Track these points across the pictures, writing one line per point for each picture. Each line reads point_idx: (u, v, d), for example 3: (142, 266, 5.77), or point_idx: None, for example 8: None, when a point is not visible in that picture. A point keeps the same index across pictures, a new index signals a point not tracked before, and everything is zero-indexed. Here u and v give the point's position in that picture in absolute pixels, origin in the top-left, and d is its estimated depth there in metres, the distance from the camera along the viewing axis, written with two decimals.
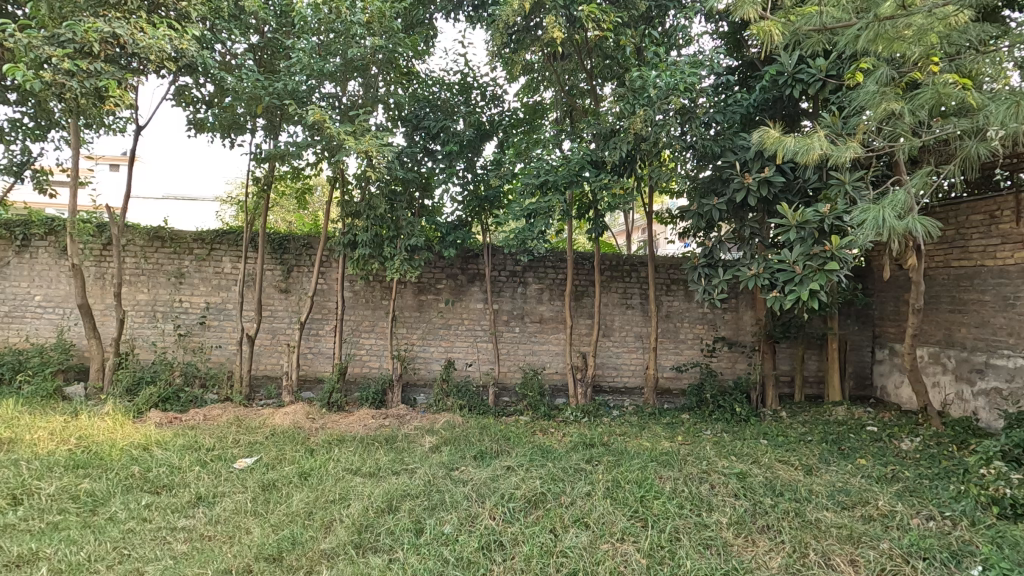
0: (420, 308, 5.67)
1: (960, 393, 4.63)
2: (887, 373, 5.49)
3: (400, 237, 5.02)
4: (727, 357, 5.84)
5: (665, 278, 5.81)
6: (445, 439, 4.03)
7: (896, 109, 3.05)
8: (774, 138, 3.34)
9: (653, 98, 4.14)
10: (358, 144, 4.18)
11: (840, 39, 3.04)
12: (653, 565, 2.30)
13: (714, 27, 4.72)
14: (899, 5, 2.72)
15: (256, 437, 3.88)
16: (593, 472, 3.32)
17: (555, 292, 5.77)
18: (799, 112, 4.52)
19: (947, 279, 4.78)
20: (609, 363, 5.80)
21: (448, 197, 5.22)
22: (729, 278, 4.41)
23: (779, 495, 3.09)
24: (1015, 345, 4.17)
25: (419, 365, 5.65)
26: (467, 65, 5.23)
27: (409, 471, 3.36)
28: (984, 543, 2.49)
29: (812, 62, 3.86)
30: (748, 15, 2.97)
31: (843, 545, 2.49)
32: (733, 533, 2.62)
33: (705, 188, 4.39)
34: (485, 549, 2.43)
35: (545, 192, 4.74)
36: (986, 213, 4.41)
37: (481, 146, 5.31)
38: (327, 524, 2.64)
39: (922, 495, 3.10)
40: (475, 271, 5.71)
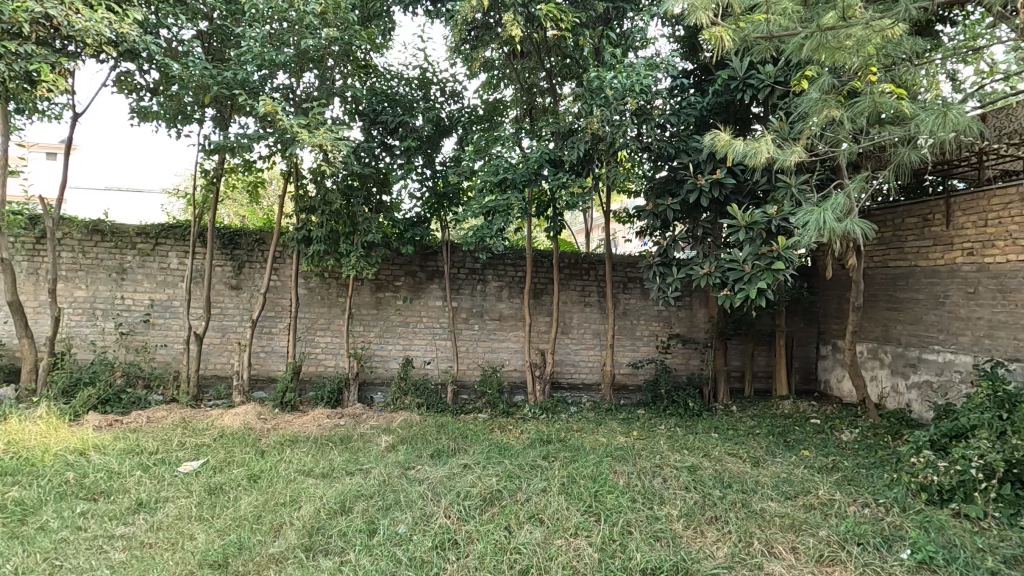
0: (378, 305, 5.58)
1: (896, 386, 4.89)
2: (830, 367, 5.75)
3: (357, 233, 4.95)
4: (681, 353, 6.00)
5: (622, 276, 5.91)
6: (402, 438, 3.99)
7: (837, 116, 3.19)
8: (725, 141, 3.44)
9: (610, 98, 4.20)
10: (312, 138, 4.07)
11: (786, 48, 3.13)
12: (604, 559, 2.32)
13: (671, 30, 4.80)
14: (839, 16, 2.82)
15: (203, 440, 3.74)
16: (550, 468, 3.36)
17: (514, 290, 5.79)
18: (750, 116, 4.66)
19: (885, 278, 5.03)
20: (567, 359, 5.87)
21: (406, 193, 5.17)
22: (683, 276, 4.52)
23: (728, 486, 3.20)
24: (945, 341, 4.43)
25: (377, 363, 5.56)
26: (426, 60, 5.17)
27: (364, 471, 3.31)
28: (913, 528, 2.64)
29: (762, 69, 4.01)
30: (700, 20, 3.01)
31: (785, 533, 2.60)
32: (683, 524, 2.69)
33: (660, 188, 4.53)
34: (439, 547, 2.41)
35: (503, 189, 4.76)
36: (920, 217, 4.66)
37: (440, 142, 5.27)
38: (276, 528, 2.57)
39: (859, 484, 3.27)
40: (434, 268, 5.66)
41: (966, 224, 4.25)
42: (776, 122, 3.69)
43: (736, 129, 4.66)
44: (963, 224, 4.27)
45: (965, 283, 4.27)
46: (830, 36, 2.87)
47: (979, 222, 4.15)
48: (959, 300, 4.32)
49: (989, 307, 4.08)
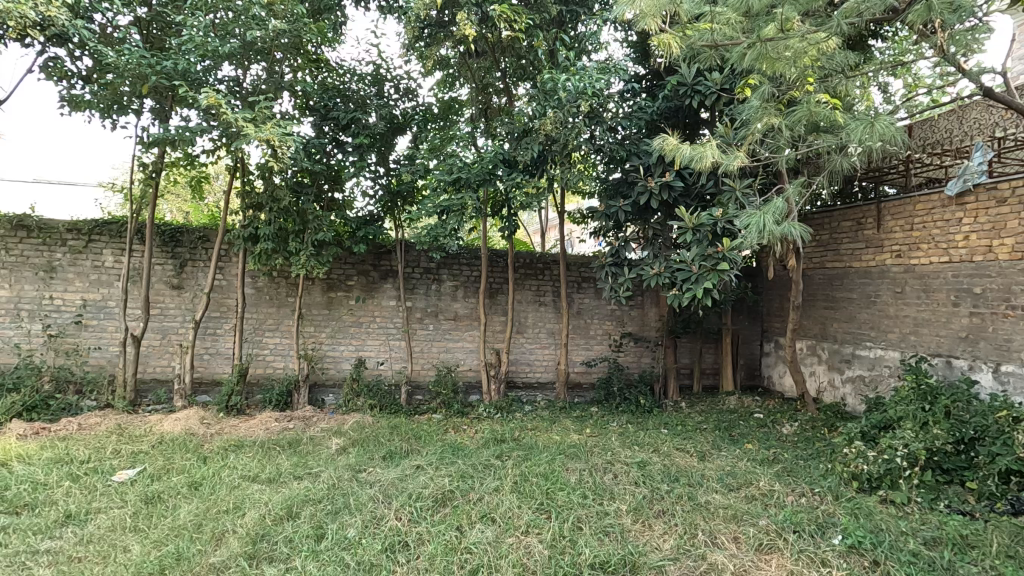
0: (329, 306, 5.44)
1: (832, 380, 5.15)
2: (773, 364, 6.01)
3: (307, 231, 4.83)
4: (633, 351, 6.13)
5: (577, 276, 6.00)
6: (353, 440, 3.93)
7: (776, 123, 3.38)
8: (672, 146, 3.55)
9: (563, 100, 4.27)
10: (259, 133, 3.93)
11: (729, 56, 3.26)
12: (554, 555, 2.35)
13: (623, 35, 4.89)
14: (779, 28, 2.94)
15: (140, 446, 3.57)
16: (503, 467, 3.37)
17: (469, 290, 5.78)
18: (699, 121, 4.80)
19: (823, 279, 5.30)
20: (522, 359, 5.90)
21: (359, 191, 5.08)
22: (634, 276, 4.62)
23: (676, 480, 3.30)
24: (876, 338, 4.70)
25: (328, 365, 5.42)
26: (380, 56, 5.08)
27: (313, 475, 3.24)
28: (844, 515, 2.80)
29: (709, 76, 4.18)
30: (649, 27, 3.05)
31: (727, 524, 2.70)
32: (632, 518, 2.75)
33: (613, 189, 4.63)
34: (389, 550, 2.39)
35: (457, 189, 4.74)
36: (854, 221, 4.93)
37: (394, 140, 5.19)
38: (218, 536, 2.48)
39: (798, 474, 3.44)
40: (387, 267, 5.57)
41: (894, 228, 4.52)
42: (721, 127, 3.84)
43: (685, 133, 4.80)
44: (892, 228, 4.54)
45: (894, 284, 4.54)
46: (770, 47, 2.99)
47: (906, 226, 4.42)
48: (888, 299, 4.59)
49: (914, 305, 4.35)
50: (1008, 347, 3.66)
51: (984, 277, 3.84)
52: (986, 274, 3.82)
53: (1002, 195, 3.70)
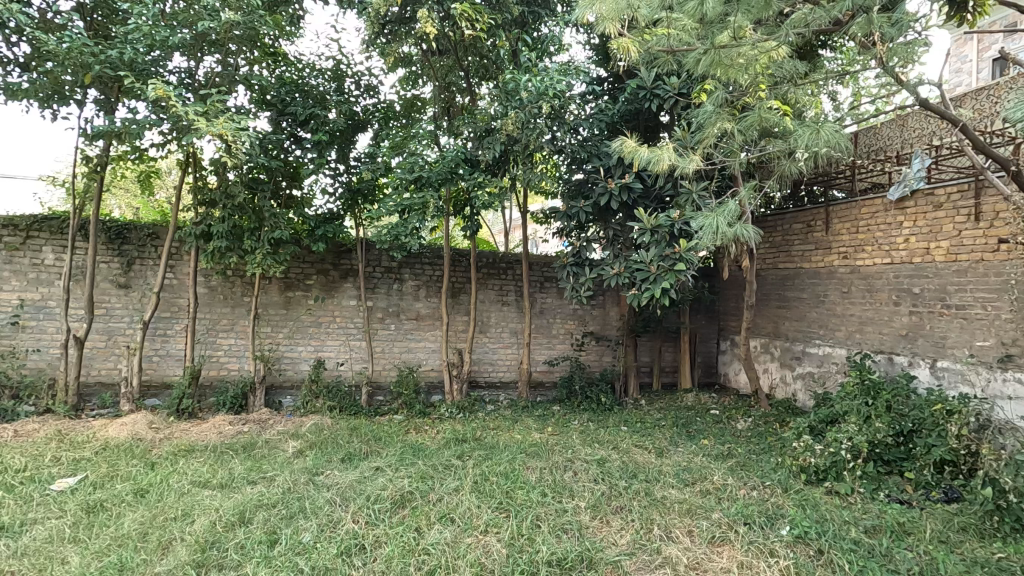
0: (287, 305, 5.30)
1: (784, 377, 5.34)
2: (729, 361, 6.19)
3: (263, 229, 4.71)
4: (595, 350, 6.21)
5: (539, 275, 6.02)
6: (311, 443, 3.84)
7: (729, 128, 3.49)
8: (631, 148, 3.61)
9: (524, 101, 4.29)
10: (211, 127, 3.80)
11: (684, 61, 3.34)
12: (512, 553, 2.36)
13: (585, 38, 4.95)
14: (731, 36, 3.03)
15: (82, 453, 3.40)
16: (463, 467, 3.36)
17: (432, 289, 5.74)
18: (659, 124, 4.89)
19: (775, 279, 5.49)
20: (485, 358, 5.89)
21: (318, 188, 4.97)
22: (595, 276, 4.69)
23: (634, 476, 3.37)
24: (825, 336, 4.89)
25: (286, 366, 5.28)
26: (340, 51, 4.99)
27: (268, 479, 3.16)
28: (792, 506, 2.91)
29: (667, 80, 4.27)
30: (608, 30, 3.10)
31: (682, 518, 2.77)
32: (590, 515, 2.79)
33: (574, 190, 4.68)
34: (344, 554, 2.35)
35: (419, 187, 4.70)
36: (804, 223, 5.12)
37: (354, 137, 5.11)
38: (165, 545, 2.39)
39: (750, 468, 3.56)
40: (348, 267, 5.47)
41: (841, 231, 4.72)
42: (679, 130, 3.93)
43: (645, 136, 4.89)
44: (839, 230, 4.74)
45: (841, 284, 4.74)
46: (723, 54, 3.08)
47: (852, 229, 4.62)
48: (836, 298, 4.79)
49: (859, 305, 4.55)
50: (944, 344, 3.88)
51: (923, 278, 4.04)
52: (923, 276, 4.03)
53: (938, 200, 3.91)
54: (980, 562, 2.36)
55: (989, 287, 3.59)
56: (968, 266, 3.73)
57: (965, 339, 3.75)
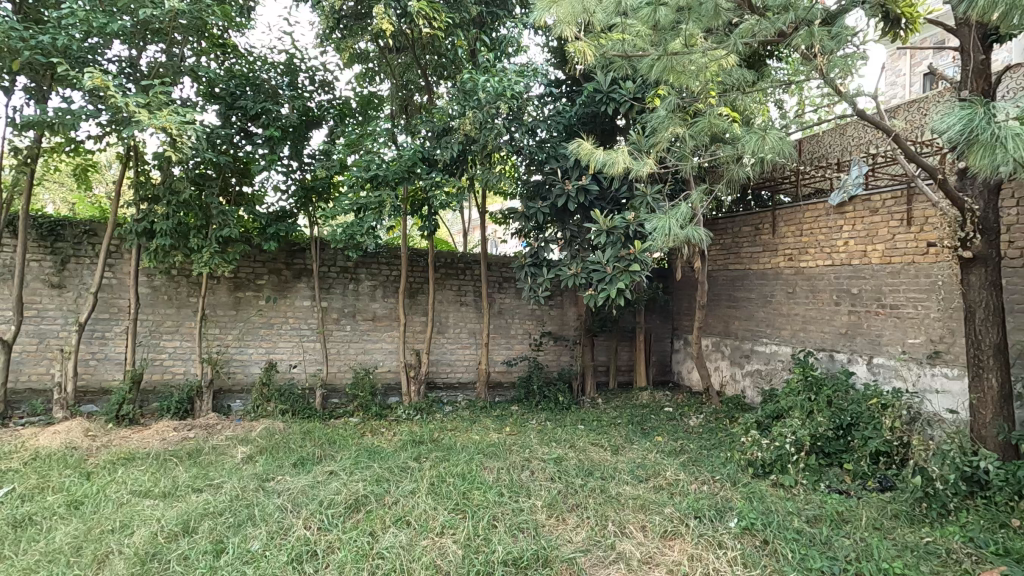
0: (237, 306, 5.11)
1: (733, 375, 5.53)
2: (682, 360, 6.36)
3: (211, 226, 4.54)
4: (553, 350, 6.26)
5: (498, 275, 6.03)
6: (261, 448, 3.72)
7: (680, 133, 3.58)
8: (587, 150, 3.66)
9: (482, 101, 4.29)
10: (154, 120, 3.62)
11: (639, 66, 3.42)
12: (468, 554, 2.35)
13: (544, 40, 4.99)
14: (683, 43, 3.12)
15: (8, 464, 3.19)
16: (420, 469, 3.33)
17: (389, 289, 5.66)
18: (615, 128, 4.99)
19: (725, 280, 5.68)
20: (443, 359, 5.85)
21: (270, 186, 4.83)
22: (552, 277, 4.73)
23: (590, 474, 3.41)
24: (771, 334, 5.10)
25: (236, 369, 5.09)
26: (294, 45, 4.86)
27: (215, 487, 3.04)
28: (740, 499, 3.02)
29: (623, 85, 4.36)
30: (565, 33, 3.13)
31: (636, 514, 2.83)
32: (546, 514, 2.81)
33: (532, 191, 4.71)
34: (295, 561, 2.29)
35: (375, 185, 4.63)
36: (753, 226, 5.32)
37: (308, 133, 4.99)
38: (101, 559, 2.27)
39: (702, 463, 3.67)
40: (301, 266, 5.34)
41: (786, 234, 4.93)
42: (633, 134, 4.00)
43: (601, 139, 4.97)
44: (784, 233, 4.95)
45: (786, 284, 4.95)
46: (675, 61, 3.17)
47: (796, 232, 4.84)
48: (781, 298, 5.00)
49: (802, 305, 4.77)
50: (879, 342, 4.10)
51: (860, 279, 4.27)
52: (861, 277, 4.25)
53: (874, 206, 4.14)
54: (910, 547, 2.51)
55: (919, 287, 3.82)
56: (901, 268, 3.96)
57: (898, 336, 3.98)
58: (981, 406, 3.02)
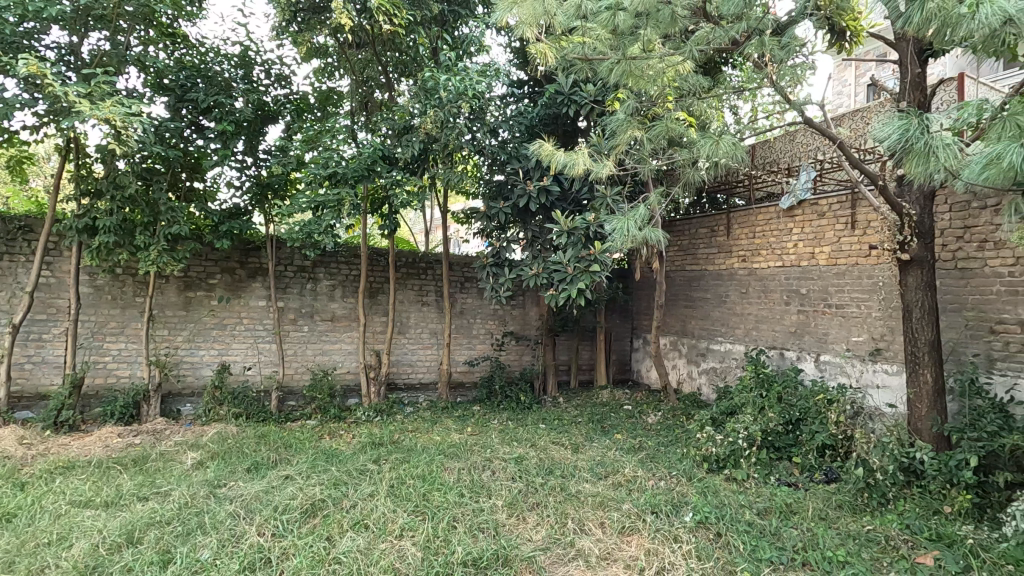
0: (187, 307, 4.91)
1: (690, 372, 5.68)
2: (641, 358, 6.50)
3: (159, 223, 4.35)
4: (515, 350, 6.28)
5: (460, 275, 6.00)
6: (213, 453, 3.59)
7: (639, 136, 3.66)
8: (548, 151, 3.68)
9: (443, 100, 4.27)
10: (96, 111, 3.43)
11: (599, 69, 3.46)
12: (428, 556, 2.33)
13: (506, 41, 5.00)
14: (641, 48, 3.18)
15: None
16: (379, 472, 3.29)
17: (348, 289, 5.56)
18: (576, 129, 5.04)
19: (683, 280, 5.83)
20: (404, 360, 5.78)
21: (223, 182, 4.66)
22: (514, 277, 4.74)
23: (550, 472, 3.44)
24: (726, 333, 5.25)
25: (186, 371, 4.89)
26: (248, 37, 4.70)
27: (162, 495, 2.91)
28: (695, 493, 3.10)
29: (584, 87, 4.42)
30: (526, 34, 3.14)
31: (595, 511, 2.87)
32: (507, 513, 2.82)
33: (494, 191, 4.72)
34: (248, 569, 2.22)
35: (334, 183, 4.53)
36: (708, 228, 5.47)
37: (264, 128, 4.84)
38: (34, 574, 2.14)
39: (659, 459, 3.75)
40: (256, 265, 5.18)
41: (740, 236, 5.09)
42: (594, 136, 4.06)
43: (563, 140, 5.02)
44: (738, 235, 5.11)
45: (740, 285, 5.11)
46: (634, 65, 3.22)
47: (749, 234, 5.00)
48: (735, 298, 5.16)
49: (755, 304, 4.93)
50: (825, 340, 4.28)
51: (808, 280, 4.45)
52: (809, 277, 4.43)
53: (821, 210, 4.32)
54: (852, 535, 2.63)
55: (862, 287, 4.01)
56: (846, 269, 4.14)
57: (843, 335, 4.16)
58: (917, 400, 3.19)
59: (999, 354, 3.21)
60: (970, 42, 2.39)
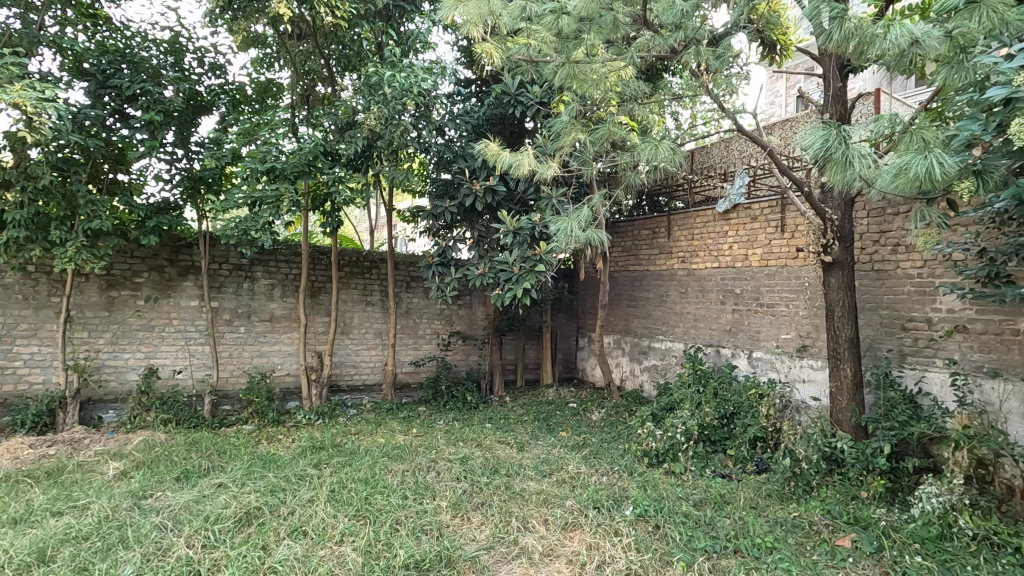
0: (110, 307, 4.60)
1: (633, 370, 5.84)
2: (586, 357, 6.62)
3: (77, 218, 4.05)
4: (461, 350, 6.26)
5: (405, 275, 5.92)
6: (138, 462, 3.38)
7: (581, 138, 3.74)
8: (493, 151, 3.69)
9: (387, 96, 4.18)
10: (3, 94, 3.16)
11: (543, 72, 3.51)
12: (368, 561, 2.29)
13: (453, 39, 4.96)
14: (584, 52, 3.24)
15: None
16: (320, 476, 3.19)
17: (288, 288, 5.37)
18: (522, 130, 5.08)
19: (626, 280, 5.98)
20: (347, 361, 5.64)
21: (150, 174, 4.39)
22: (460, 276, 4.72)
23: (495, 471, 3.46)
24: (666, 332, 5.43)
25: (108, 376, 4.58)
26: (179, 22, 4.45)
27: (80, 508, 2.72)
28: (636, 488, 3.19)
29: (530, 89, 4.47)
30: (471, 33, 3.14)
31: (539, 508, 2.90)
32: (451, 514, 2.81)
33: (441, 189, 4.68)
34: None
35: (272, 178, 4.36)
36: (650, 230, 5.64)
37: (196, 120, 4.59)
38: None
39: (602, 455, 3.84)
40: (187, 263, 4.91)
41: (679, 238, 5.28)
42: (539, 137, 4.12)
43: (509, 140, 5.04)
44: (677, 237, 5.30)
45: (679, 285, 5.30)
46: (578, 69, 3.28)
47: (688, 236, 5.19)
48: (675, 298, 5.34)
49: (693, 304, 5.13)
50: (758, 337, 4.50)
51: (742, 280, 4.66)
52: (743, 278, 4.65)
53: (754, 213, 4.53)
54: (780, 522, 2.78)
55: (791, 288, 4.25)
56: (776, 270, 4.37)
57: (773, 332, 4.39)
58: (838, 393, 3.40)
59: (909, 349, 3.48)
60: (883, 60, 2.59)
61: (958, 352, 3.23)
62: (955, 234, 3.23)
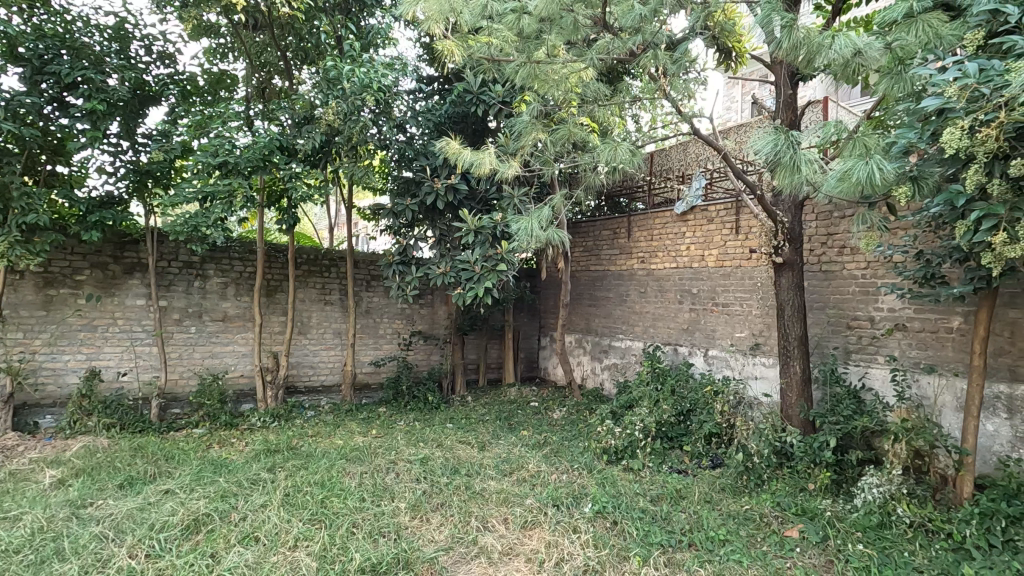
0: (47, 306, 4.34)
1: (593, 369, 5.91)
2: (548, 356, 6.67)
3: (10, 212, 3.81)
4: (422, 350, 6.21)
5: (365, 273, 5.82)
6: (77, 470, 3.21)
7: (541, 138, 3.77)
8: (454, 149, 3.67)
9: (346, 91, 4.11)
10: None
11: (504, 71, 3.51)
12: (323, 566, 2.24)
13: (415, 35, 4.91)
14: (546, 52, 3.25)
15: None
16: (274, 480, 3.10)
17: (242, 287, 5.20)
18: (484, 129, 5.07)
19: (587, 280, 6.05)
20: (305, 362, 5.50)
21: (93, 166, 4.16)
22: (420, 275, 4.67)
23: (455, 471, 3.44)
24: (626, 331, 5.52)
25: (45, 379, 4.32)
26: (124, 8, 4.25)
27: (11, 520, 2.56)
28: (595, 484, 3.24)
29: (492, 88, 4.47)
30: (432, 30, 3.11)
31: (498, 508, 2.90)
32: (409, 515, 2.78)
33: (402, 187, 4.62)
34: None
35: (225, 173, 4.20)
36: (611, 230, 5.72)
37: (143, 110, 4.39)
38: None
39: (562, 453, 3.87)
40: (133, 260, 4.69)
41: (639, 238, 5.37)
42: (500, 137, 4.14)
43: (471, 139, 5.02)
44: (637, 238, 5.39)
45: (639, 284, 5.39)
46: (539, 69, 3.29)
47: (647, 236, 5.29)
48: (635, 298, 5.43)
49: (652, 303, 5.23)
50: (713, 336, 4.63)
51: (699, 280, 4.78)
52: (700, 278, 4.76)
53: (710, 215, 4.66)
54: (732, 515, 2.87)
55: (744, 287, 4.38)
56: (731, 271, 4.50)
57: (728, 331, 4.52)
58: (788, 390, 3.53)
59: (854, 347, 3.63)
60: (829, 70, 2.69)
61: (898, 349, 3.40)
62: (895, 237, 3.40)
